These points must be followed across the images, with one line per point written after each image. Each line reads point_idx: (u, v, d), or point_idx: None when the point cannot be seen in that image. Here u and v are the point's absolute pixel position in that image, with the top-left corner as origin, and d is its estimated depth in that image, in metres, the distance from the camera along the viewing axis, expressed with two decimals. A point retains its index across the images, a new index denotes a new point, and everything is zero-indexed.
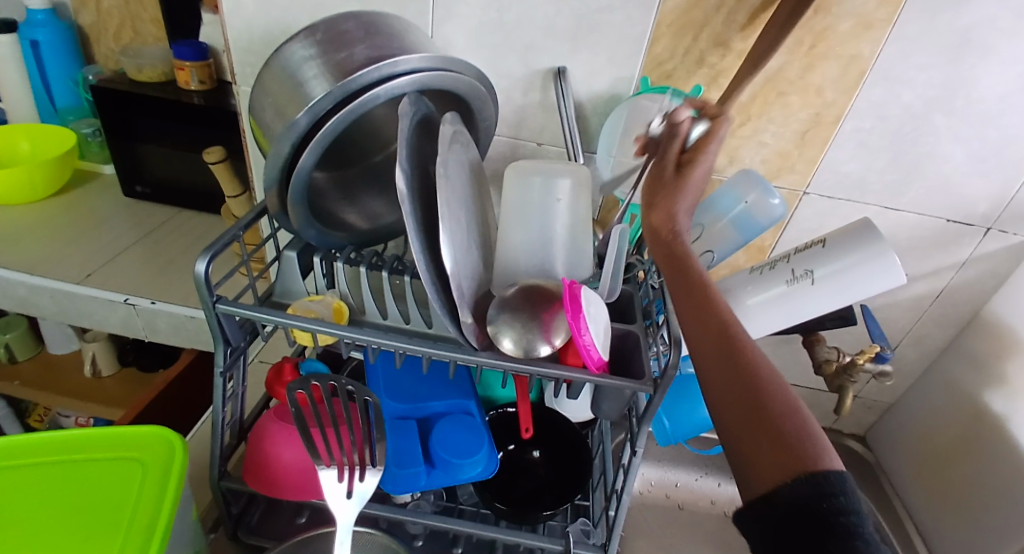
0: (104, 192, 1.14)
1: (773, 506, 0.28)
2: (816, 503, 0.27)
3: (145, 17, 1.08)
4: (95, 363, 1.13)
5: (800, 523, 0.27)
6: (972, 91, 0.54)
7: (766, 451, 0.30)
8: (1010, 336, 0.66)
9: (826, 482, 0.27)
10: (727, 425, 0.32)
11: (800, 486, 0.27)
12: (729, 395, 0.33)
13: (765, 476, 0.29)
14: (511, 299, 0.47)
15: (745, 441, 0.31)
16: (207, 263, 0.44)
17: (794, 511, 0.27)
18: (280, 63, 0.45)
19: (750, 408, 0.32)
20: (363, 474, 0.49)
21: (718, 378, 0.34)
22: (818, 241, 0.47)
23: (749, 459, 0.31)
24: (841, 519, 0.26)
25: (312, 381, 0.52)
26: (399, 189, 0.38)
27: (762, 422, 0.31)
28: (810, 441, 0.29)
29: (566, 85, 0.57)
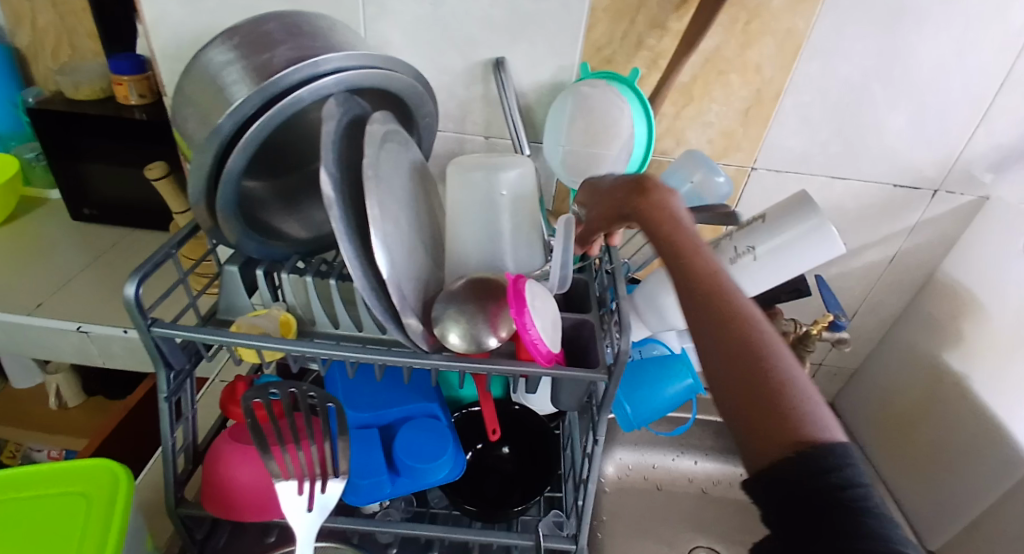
0: (51, 216, 1.09)
1: (777, 483, 0.24)
2: (818, 478, 0.23)
3: (81, 33, 1.01)
4: (60, 394, 1.10)
5: (803, 499, 0.23)
6: (908, 58, 0.55)
7: (768, 423, 0.25)
8: (964, 295, 0.67)
9: (829, 455, 0.23)
10: (721, 392, 0.27)
11: (802, 460, 0.23)
12: (724, 361, 0.28)
13: (761, 452, 0.25)
14: (458, 289, 0.46)
15: (746, 412, 0.26)
16: (136, 285, 0.43)
17: (798, 488, 0.23)
18: (198, 66, 0.42)
19: (750, 373, 0.26)
20: (325, 484, 0.49)
21: (713, 342, 0.28)
22: (758, 217, 0.47)
23: (746, 434, 0.26)
24: (844, 494, 0.22)
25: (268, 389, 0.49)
26: (325, 195, 0.37)
27: (763, 388, 0.26)
28: (810, 412, 0.25)
29: (507, 77, 0.56)
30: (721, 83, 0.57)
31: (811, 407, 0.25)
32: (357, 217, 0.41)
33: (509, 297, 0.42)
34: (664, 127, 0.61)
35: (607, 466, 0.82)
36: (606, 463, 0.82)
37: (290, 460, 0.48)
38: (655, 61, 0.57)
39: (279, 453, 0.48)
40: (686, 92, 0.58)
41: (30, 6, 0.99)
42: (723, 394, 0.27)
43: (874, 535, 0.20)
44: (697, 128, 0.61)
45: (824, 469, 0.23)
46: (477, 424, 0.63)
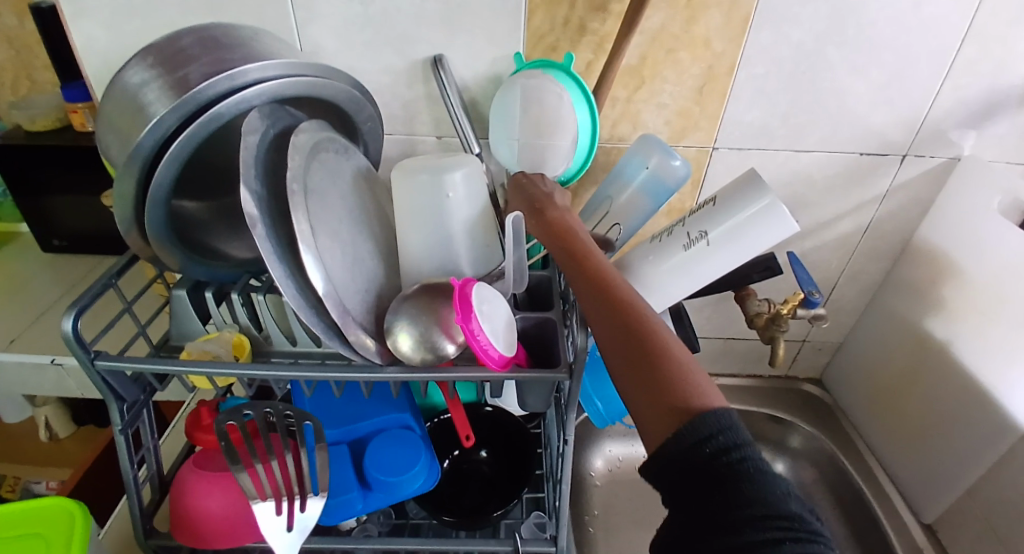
0: (21, 250, 1.07)
1: (668, 458, 0.28)
2: (705, 449, 0.27)
3: (37, 64, 1.00)
4: (50, 427, 1.06)
5: (692, 472, 0.27)
6: (862, 20, 0.53)
7: (660, 402, 0.30)
8: (944, 260, 0.66)
9: (710, 424, 0.27)
10: (625, 379, 0.32)
11: (688, 427, 0.28)
12: (625, 356, 0.32)
13: (655, 432, 0.29)
14: (411, 299, 0.45)
15: (644, 397, 0.30)
16: (74, 319, 0.41)
17: (688, 459, 0.27)
18: (116, 90, 0.40)
19: (646, 364, 0.31)
20: (303, 503, 0.48)
21: (615, 344, 0.33)
22: (710, 200, 0.46)
23: (645, 415, 0.30)
24: (727, 460, 0.26)
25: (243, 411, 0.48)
26: (249, 212, 0.36)
27: (655, 374, 0.31)
28: (695, 389, 0.30)
29: (447, 75, 0.54)
30: (671, 62, 0.56)
31: (694, 384, 0.30)
32: (288, 235, 0.40)
33: (457, 302, 0.40)
34: (618, 111, 0.59)
35: (596, 460, 0.81)
36: (595, 457, 0.81)
37: (268, 482, 0.48)
38: (601, 45, 0.55)
39: (255, 477, 0.47)
40: (635, 74, 0.56)
41: None
42: (627, 385, 0.32)
43: (751, 490, 0.25)
44: (652, 111, 0.59)
45: (708, 439, 0.27)
46: (450, 431, 0.62)
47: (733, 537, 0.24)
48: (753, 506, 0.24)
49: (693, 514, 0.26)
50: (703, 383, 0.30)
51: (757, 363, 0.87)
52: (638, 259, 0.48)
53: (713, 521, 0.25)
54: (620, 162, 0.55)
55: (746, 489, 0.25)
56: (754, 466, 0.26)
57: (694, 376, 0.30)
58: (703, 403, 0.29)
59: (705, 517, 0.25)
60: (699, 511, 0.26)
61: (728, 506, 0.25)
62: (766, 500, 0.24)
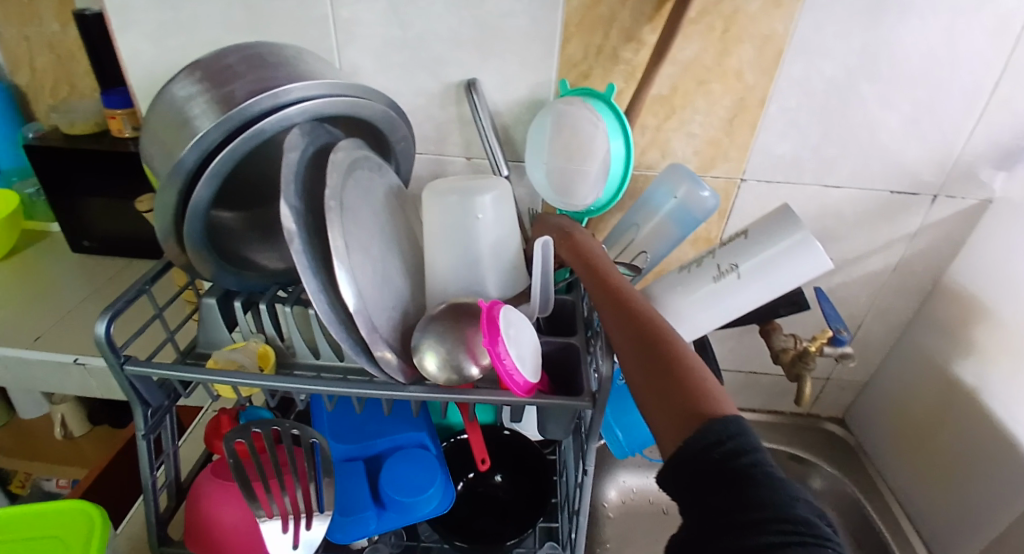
0: (51, 250, 1.10)
1: (682, 463, 0.27)
2: (718, 452, 0.27)
3: (79, 71, 1.03)
4: (65, 425, 1.07)
5: (704, 476, 0.26)
6: (895, 57, 0.53)
7: (676, 411, 0.30)
8: (974, 301, 0.64)
9: (721, 430, 0.27)
10: (644, 393, 0.33)
11: (703, 432, 0.28)
12: (644, 371, 0.33)
13: (670, 440, 0.30)
14: (437, 318, 0.45)
15: (662, 408, 0.31)
16: (107, 323, 0.42)
17: (701, 464, 0.27)
18: (164, 103, 0.41)
19: (664, 377, 0.32)
20: (309, 521, 0.48)
21: (636, 360, 0.34)
22: (740, 234, 0.46)
23: (662, 425, 0.31)
24: (740, 464, 0.26)
25: (252, 428, 0.49)
26: (286, 226, 0.37)
27: (671, 385, 0.31)
28: (712, 400, 0.30)
29: (479, 99, 0.55)
30: (702, 93, 0.56)
31: (711, 395, 0.30)
32: (322, 250, 0.41)
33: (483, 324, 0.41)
34: (647, 139, 0.60)
35: (610, 490, 0.80)
36: (609, 488, 0.80)
37: (274, 499, 0.48)
38: (633, 74, 0.56)
39: (262, 493, 0.48)
40: (666, 103, 0.57)
41: (27, 46, 1.00)
42: (646, 398, 0.33)
43: (763, 490, 0.24)
44: (681, 140, 0.60)
45: (721, 443, 0.27)
46: (465, 453, 0.61)
47: (739, 537, 0.23)
48: (763, 507, 0.23)
49: (702, 518, 0.25)
50: (721, 397, 0.30)
51: (777, 399, 0.85)
52: (666, 288, 0.48)
53: (722, 523, 0.24)
54: (649, 190, 0.55)
55: (755, 491, 0.24)
56: (767, 472, 0.25)
57: (712, 389, 0.31)
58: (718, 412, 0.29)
59: (714, 519, 0.24)
60: (710, 514, 0.25)
61: (737, 508, 0.24)
62: (776, 502, 0.23)
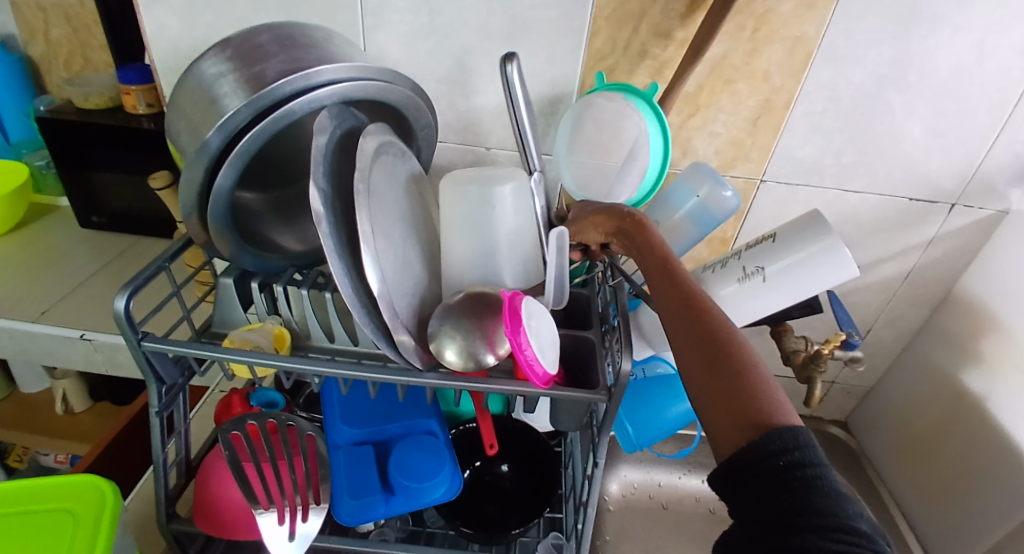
0: (61, 224, 1.09)
1: (741, 466, 0.27)
2: (779, 461, 0.26)
3: (94, 45, 1.02)
4: (67, 400, 1.07)
5: (763, 481, 0.26)
6: (925, 65, 0.52)
7: (734, 412, 0.29)
8: (985, 313, 0.64)
9: (785, 439, 0.26)
10: (700, 389, 0.31)
11: (764, 441, 0.27)
12: (698, 364, 0.32)
13: (726, 441, 0.29)
14: (455, 306, 0.45)
15: (716, 406, 0.30)
16: (127, 299, 0.42)
17: (760, 468, 0.27)
18: (192, 80, 0.41)
19: (721, 372, 0.30)
20: (305, 513, 0.49)
21: (688, 350, 0.33)
22: (768, 236, 0.47)
23: (716, 425, 0.30)
24: (803, 473, 0.26)
25: (248, 422, 0.53)
26: (315, 209, 0.37)
27: (732, 385, 0.30)
28: (773, 403, 0.29)
29: (514, 70, 0.44)
30: (728, 92, 0.56)
31: (775, 401, 0.29)
32: (348, 234, 0.41)
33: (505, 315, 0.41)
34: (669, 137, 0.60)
35: (611, 484, 0.80)
36: (609, 481, 0.80)
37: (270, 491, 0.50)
38: (660, 71, 0.56)
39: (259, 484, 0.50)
40: (691, 101, 0.57)
41: (43, 17, 1.00)
42: (697, 393, 0.31)
43: (823, 502, 0.24)
44: (703, 139, 0.60)
45: (783, 452, 0.26)
46: (473, 441, 0.62)
47: (798, 543, 0.23)
48: (826, 517, 0.24)
49: (758, 522, 0.26)
50: (781, 400, 0.29)
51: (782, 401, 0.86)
52: None
53: (778, 527, 0.25)
54: (671, 187, 0.55)
55: (818, 502, 0.24)
56: (827, 483, 0.25)
57: (771, 390, 0.30)
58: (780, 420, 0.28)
59: (770, 523, 0.25)
60: (763, 516, 0.26)
61: (797, 515, 0.24)
62: (838, 515, 0.24)
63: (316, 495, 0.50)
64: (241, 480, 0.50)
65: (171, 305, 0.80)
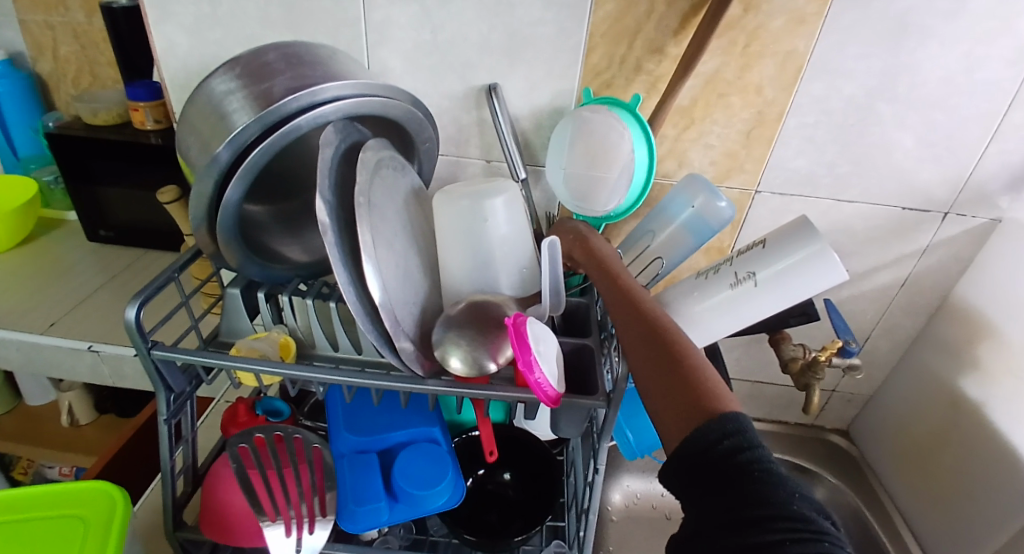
0: (69, 237, 1.11)
1: (685, 459, 0.29)
2: (718, 451, 0.28)
3: (101, 62, 1.05)
4: (72, 412, 1.07)
5: (705, 470, 0.28)
6: (914, 78, 0.54)
7: (680, 408, 0.31)
8: (981, 320, 0.65)
9: (722, 426, 0.28)
10: (651, 392, 0.34)
11: (702, 429, 0.29)
12: (649, 371, 0.35)
13: (673, 435, 0.31)
14: (456, 315, 0.46)
15: (663, 404, 0.32)
16: (137, 308, 0.43)
17: (703, 460, 0.28)
18: (203, 98, 0.43)
19: (669, 374, 0.33)
20: (312, 525, 0.49)
21: (642, 358, 0.36)
22: (759, 242, 0.48)
23: (666, 421, 0.32)
24: (741, 459, 0.27)
25: (255, 435, 0.54)
26: (321, 219, 0.38)
27: (677, 382, 0.33)
28: (717, 397, 0.31)
29: (501, 102, 0.55)
30: (722, 106, 0.58)
31: (716, 392, 0.31)
32: (352, 244, 0.43)
33: (511, 339, 0.41)
34: (665, 149, 0.61)
35: (613, 494, 0.80)
36: (612, 491, 0.80)
37: (277, 502, 0.50)
38: (654, 85, 0.57)
39: (265, 496, 0.50)
40: (686, 114, 0.59)
41: (52, 35, 1.03)
42: (651, 397, 0.34)
43: (760, 488, 0.25)
44: (699, 151, 0.61)
45: (721, 443, 0.28)
46: (476, 449, 0.63)
47: (743, 532, 0.24)
48: (766, 502, 0.25)
49: (707, 515, 0.26)
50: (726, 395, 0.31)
51: (783, 409, 0.86)
52: (683, 295, 0.50)
53: (723, 517, 0.25)
54: (666, 198, 0.56)
55: (757, 486, 0.25)
56: (765, 465, 0.26)
57: (717, 386, 0.32)
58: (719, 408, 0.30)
59: (716, 514, 0.26)
60: (710, 510, 0.26)
61: (740, 503, 0.25)
62: (778, 497, 0.25)
63: (322, 506, 0.50)
64: (249, 494, 0.50)
65: (179, 316, 0.81)
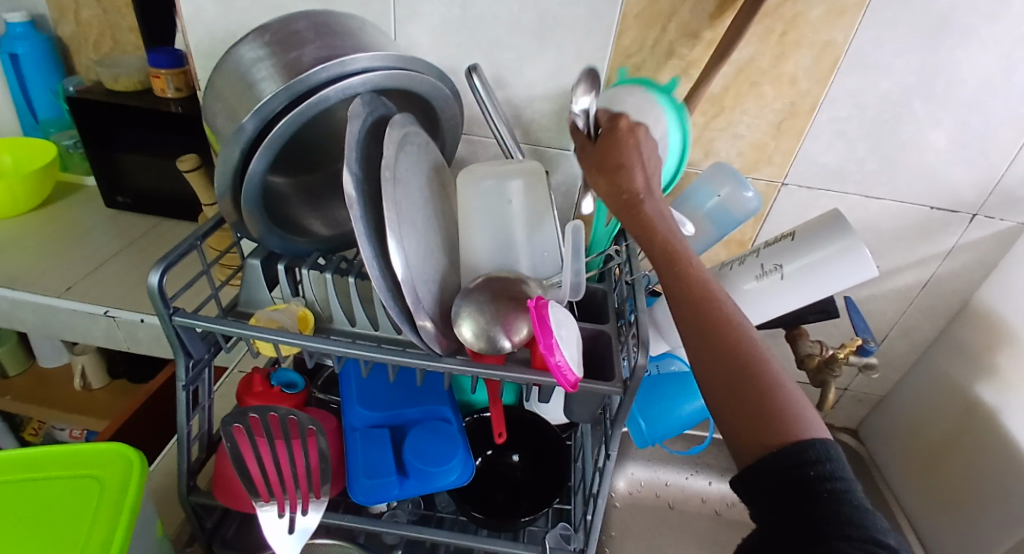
0: (87, 203, 1.12)
1: (767, 476, 0.28)
2: (807, 472, 0.27)
3: (124, 27, 1.04)
4: (84, 376, 1.09)
5: (784, 488, 0.27)
6: (952, 76, 0.52)
7: (756, 427, 0.29)
8: (1002, 326, 0.64)
9: (811, 451, 0.27)
10: (717, 399, 0.31)
11: (789, 454, 0.27)
12: (716, 377, 0.31)
13: (748, 448, 0.29)
14: (476, 291, 0.46)
15: (736, 417, 0.30)
16: (160, 274, 0.43)
17: (783, 477, 0.27)
18: (230, 66, 0.42)
19: (741, 384, 0.30)
20: (304, 508, 0.51)
21: (705, 357, 0.32)
22: (787, 235, 0.47)
23: (738, 436, 0.30)
24: (826, 486, 0.26)
25: (250, 415, 0.50)
26: (348, 193, 0.38)
27: (755, 396, 0.29)
28: (797, 416, 0.29)
29: (483, 80, 0.52)
30: (754, 95, 0.57)
31: (798, 411, 0.29)
32: (376, 219, 0.42)
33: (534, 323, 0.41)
34: (692, 137, 0.60)
35: (618, 480, 0.81)
36: (617, 478, 0.81)
37: (271, 486, 0.50)
38: (686, 71, 0.56)
39: (260, 480, 0.50)
40: (716, 102, 0.58)
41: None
42: (716, 404, 0.31)
43: (850, 519, 0.25)
44: (726, 140, 0.60)
45: (812, 465, 0.27)
46: (485, 429, 0.63)
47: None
48: (849, 529, 0.25)
49: (785, 528, 0.27)
50: (805, 408, 0.29)
51: None
52: None
53: (803, 537, 0.26)
54: (689, 188, 0.55)
55: (845, 514, 0.25)
56: (851, 495, 0.26)
57: (795, 400, 0.29)
58: (802, 431, 0.28)
59: (789, 530, 0.26)
60: (790, 526, 0.26)
61: (821, 526, 0.25)
62: (863, 525, 0.25)
63: (316, 490, 0.51)
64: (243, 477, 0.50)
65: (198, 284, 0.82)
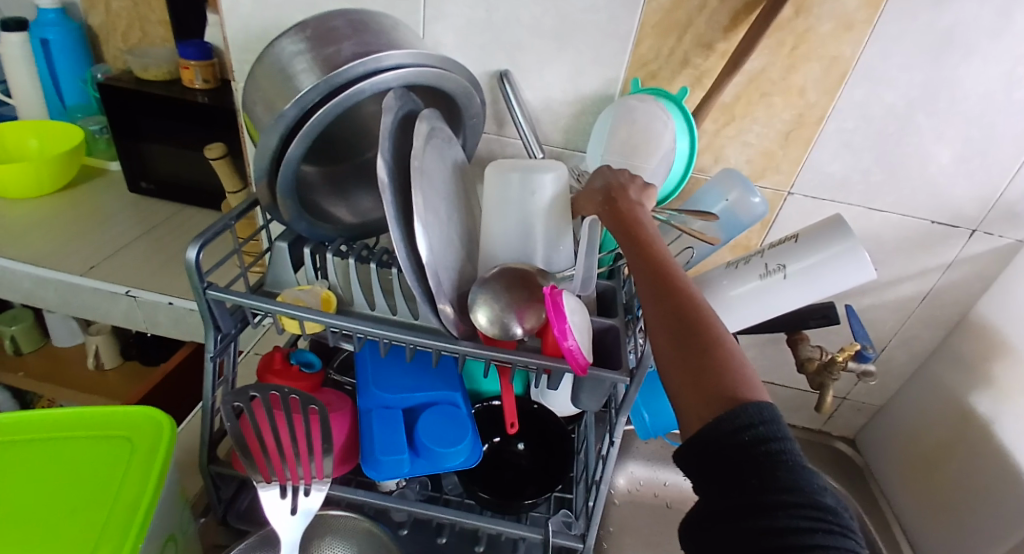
0: (109, 188, 1.15)
1: (710, 443, 0.29)
2: (745, 436, 0.28)
3: (153, 19, 1.08)
4: (98, 356, 1.11)
5: (724, 453, 0.28)
6: (955, 91, 0.55)
7: (697, 387, 0.31)
8: (998, 339, 0.66)
9: (744, 415, 0.28)
10: (671, 369, 0.33)
11: (727, 418, 0.29)
12: (670, 346, 0.33)
13: (694, 412, 0.31)
14: (495, 279, 0.49)
15: (686, 382, 0.31)
16: (197, 250, 0.46)
17: (721, 446, 0.29)
18: (271, 59, 0.45)
19: (692, 353, 0.32)
20: (308, 488, 0.51)
21: (663, 329, 0.34)
22: (791, 237, 0.50)
23: (681, 398, 0.32)
24: (763, 448, 0.28)
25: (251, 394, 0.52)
26: (381, 179, 0.41)
27: (702, 362, 0.31)
28: (739, 376, 0.31)
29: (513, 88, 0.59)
30: (764, 105, 0.59)
31: (740, 375, 0.31)
32: (403, 206, 0.45)
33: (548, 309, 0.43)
34: (703, 143, 0.63)
35: (618, 477, 0.83)
36: (617, 475, 0.83)
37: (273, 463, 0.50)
38: (699, 79, 0.59)
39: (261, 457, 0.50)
40: (727, 111, 0.60)
41: None
42: (670, 372, 0.33)
43: (783, 478, 0.26)
44: (735, 148, 0.63)
45: (748, 428, 0.28)
46: (495, 417, 0.66)
47: (766, 523, 0.26)
48: (784, 489, 0.26)
49: (724, 493, 0.28)
50: (749, 375, 0.31)
51: (792, 413, 0.88)
52: (711, 283, 0.52)
53: (742, 500, 0.27)
54: (701, 192, 0.58)
55: (781, 477, 0.27)
56: (787, 454, 0.27)
57: (737, 363, 0.31)
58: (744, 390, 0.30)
59: (729, 496, 0.28)
60: (731, 492, 0.28)
61: (760, 490, 0.27)
62: (799, 487, 0.26)
63: (319, 470, 0.51)
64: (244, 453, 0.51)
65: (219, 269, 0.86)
